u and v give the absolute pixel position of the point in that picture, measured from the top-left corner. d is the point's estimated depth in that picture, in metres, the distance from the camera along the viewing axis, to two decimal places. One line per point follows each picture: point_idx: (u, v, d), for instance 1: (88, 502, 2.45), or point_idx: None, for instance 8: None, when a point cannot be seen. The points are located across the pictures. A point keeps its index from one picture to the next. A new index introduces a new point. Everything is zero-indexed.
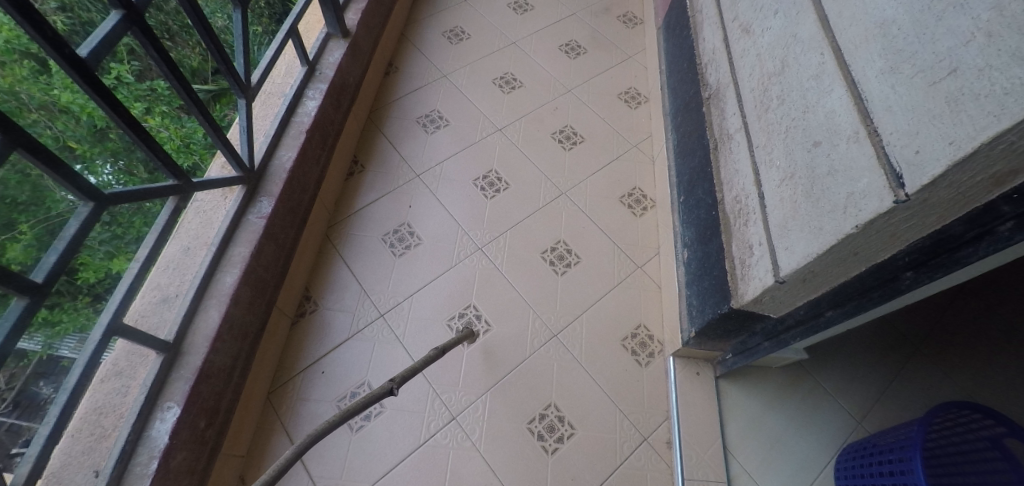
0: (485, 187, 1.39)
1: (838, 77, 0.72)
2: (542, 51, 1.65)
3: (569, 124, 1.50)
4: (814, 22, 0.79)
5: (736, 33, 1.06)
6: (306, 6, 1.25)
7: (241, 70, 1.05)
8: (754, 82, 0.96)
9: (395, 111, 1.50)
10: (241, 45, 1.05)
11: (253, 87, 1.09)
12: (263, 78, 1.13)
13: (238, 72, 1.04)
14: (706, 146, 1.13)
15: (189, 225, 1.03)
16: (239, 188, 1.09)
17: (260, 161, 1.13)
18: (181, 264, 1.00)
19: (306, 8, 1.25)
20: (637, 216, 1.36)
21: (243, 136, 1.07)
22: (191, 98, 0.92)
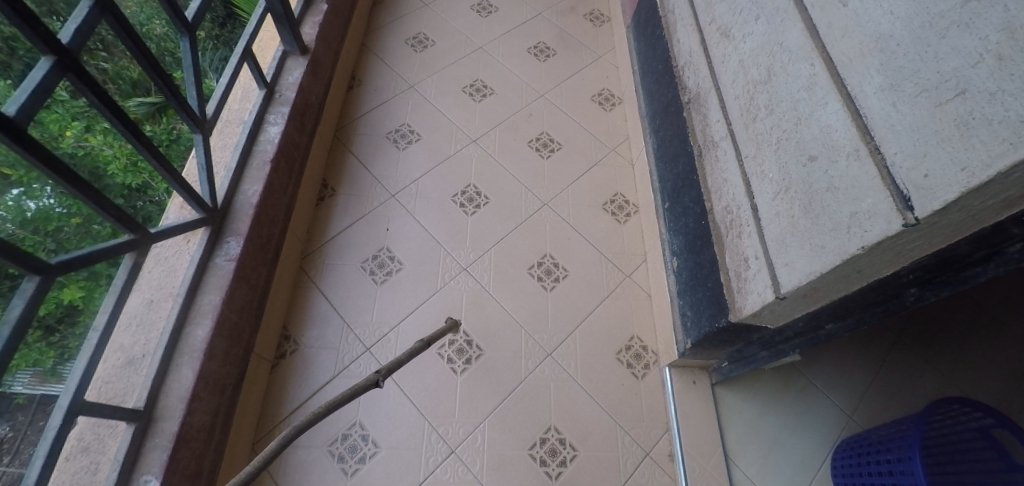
0: (465, 203, 1.34)
1: (833, 90, 0.70)
2: (510, 54, 1.59)
3: (545, 131, 1.46)
4: (802, 32, 0.77)
5: (715, 36, 1.04)
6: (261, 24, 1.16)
7: (194, 103, 0.97)
8: (738, 90, 0.93)
9: (363, 127, 1.43)
10: (193, 76, 0.97)
11: (209, 120, 1.01)
12: (219, 108, 1.05)
13: (191, 105, 0.96)
14: (690, 152, 1.11)
15: (149, 276, 0.97)
16: (203, 230, 1.02)
17: (222, 198, 1.05)
18: (146, 319, 0.94)
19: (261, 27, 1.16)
20: (622, 224, 1.34)
21: (203, 175, 0.99)
22: (141, 143, 0.84)
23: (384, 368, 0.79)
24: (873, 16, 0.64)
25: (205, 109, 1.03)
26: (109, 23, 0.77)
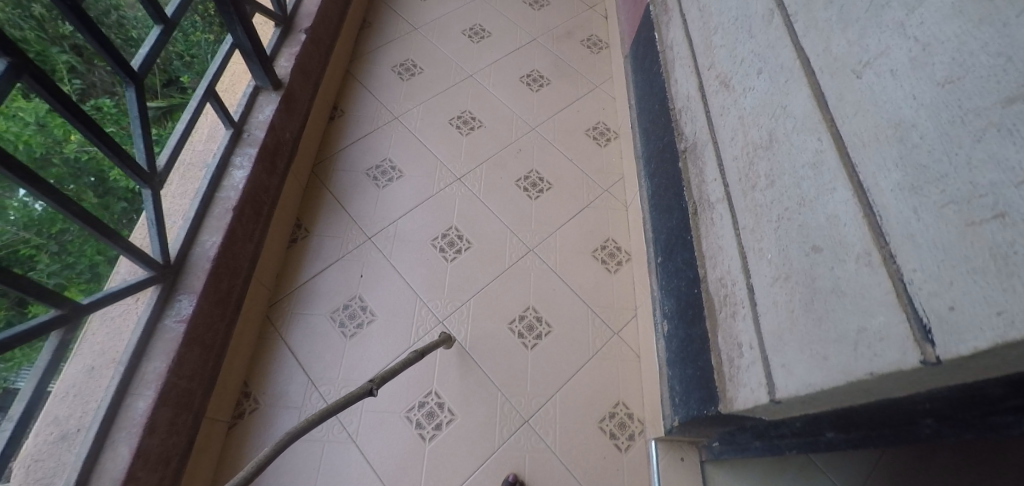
0: (445, 247, 1.23)
1: (842, 175, 0.60)
2: (501, 83, 1.51)
3: (534, 169, 1.36)
4: (809, 98, 0.66)
5: (713, 83, 0.94)
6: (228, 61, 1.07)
7: (141, 157, 0.88)
8: (736, 150, 0.83)
9: (342, 162, 1.34)
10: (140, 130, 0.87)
11: (160, 173, 0.92)
12: (172, 159, 0.95)
13: (137, 162, 0.86)
14: (684, 207, 1.01)
15: (93, 339, 0.89)
16: (153, 289, 0.93)
17: (176, 252, 0.96)
18: (85, 389, 0.86)
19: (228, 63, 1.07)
20: (612, 273, 1.24)
21: (152, 231, 0.90)
22: (71, 210, 0.76)
23: (379, 379, 0.91)
24: (891, 97, 0.53)
25: (155, 161, 0.93)
26: (30, 85, 0.69)
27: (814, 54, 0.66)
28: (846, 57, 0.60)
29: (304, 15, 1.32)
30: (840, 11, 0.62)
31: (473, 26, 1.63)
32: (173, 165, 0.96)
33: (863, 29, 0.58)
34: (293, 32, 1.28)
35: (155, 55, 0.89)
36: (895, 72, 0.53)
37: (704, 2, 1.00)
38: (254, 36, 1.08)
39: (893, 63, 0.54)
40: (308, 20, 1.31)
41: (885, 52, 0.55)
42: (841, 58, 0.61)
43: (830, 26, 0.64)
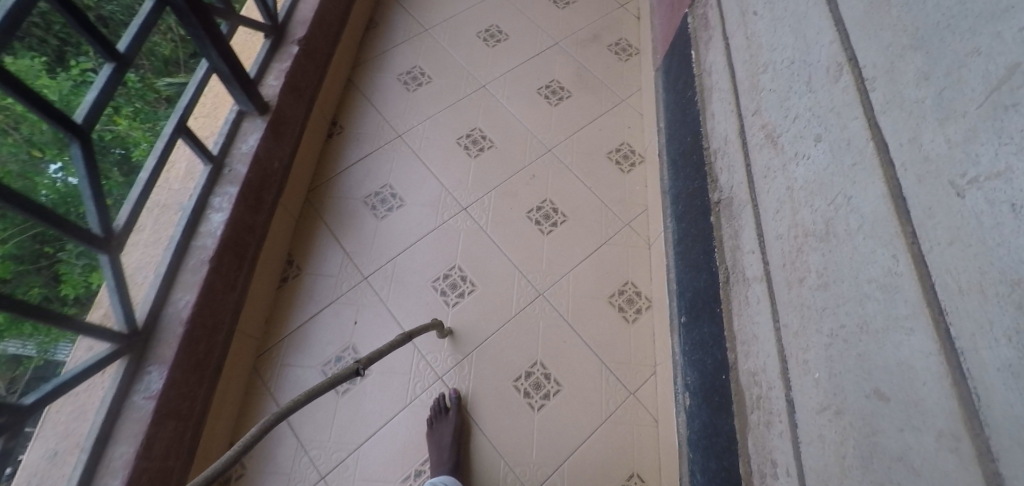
0: (446, 290, 1.12)
1: (925, 316, 0.46)
2: (517, 95, 1.39)
3: (548, 199, 1.23)
4: (882, 196, 0.52)
5: (756, 134, 0.79)
6: (198, 94, 0.96)
7: (94, 221, 0.77)
8: (780, 227, 0.69)
9: (339, 188, 1.23)
10: (91, 190, 0.76)
11: (118, 233, 0.82)
12: (134, 214, 0.84)
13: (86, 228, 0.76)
14: (713, 270, 0.88)
15: (58, 416, 0.78)
16: (119, 362, 0.82)
17: (144, 317, 0.85)
18: (49, 476, 0.75)
19: (199, 95, 0.96)
20: (630, 323, 1.11)
21: (114, 299, 0.80)
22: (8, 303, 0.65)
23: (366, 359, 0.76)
24: (1009, 240, 0.39)
25: (112, 219, 0.82)
26: None
27: (892, 140, 0.51)
28: (940, 161, 0.46)
29: (298, 24, 1.20)
30: (936, 94, 0.47)
31: (490, 27, 1.51)
32: (138, 219, 0.87)
33: (968, 131, 0.43)
34: (285, 43, 1.16)
35: (107, 100, 0.77)
36: (1018, 208, 0.39)
37: (753, 31, 0.85)
38: (232, 59, 0.96)
39: (1016, 193, 0.39)
40: (302, 29, 1.19)
41: (1004, 172, 0.40)
42: (933, 159, 0.46)
43: (920, 110, 0.49)
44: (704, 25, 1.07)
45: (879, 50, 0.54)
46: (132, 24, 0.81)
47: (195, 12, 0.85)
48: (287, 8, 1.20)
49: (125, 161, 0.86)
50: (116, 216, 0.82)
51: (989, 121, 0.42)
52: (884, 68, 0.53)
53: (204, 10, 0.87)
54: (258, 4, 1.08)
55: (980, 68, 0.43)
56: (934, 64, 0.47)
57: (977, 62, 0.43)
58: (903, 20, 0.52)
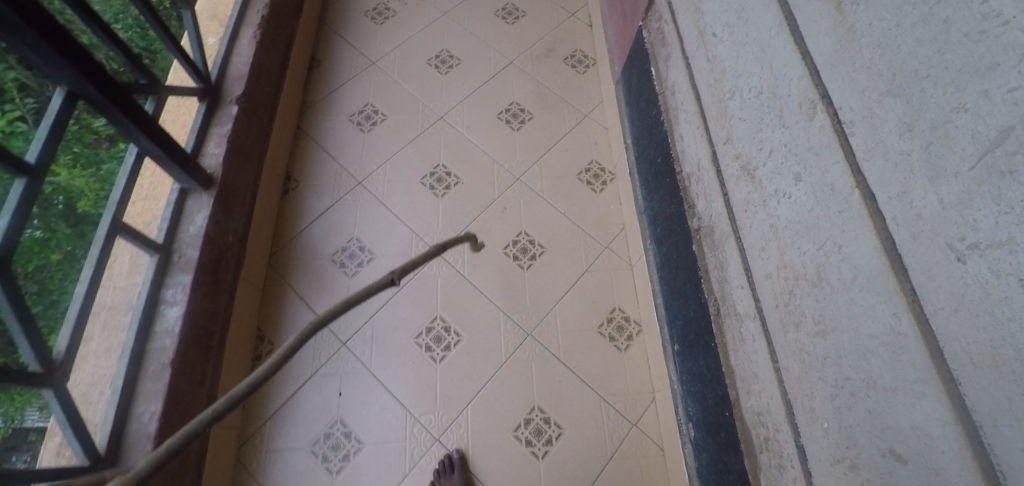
0: (431, 345, 1.10)
1: (936, 382, 0.44)
2: (477, 124, 1.35)
3: (524, 231, 1.23)
4: (875, 249, 0.50)
5: (731, 164, 0.78)
6: (131, 185, 0.90)
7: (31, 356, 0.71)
8: (768, 265, 0.67)
9: (303, 250, 1.20)
10: (20, 324, 0.69)
11: (63, 361, 0.75)
12: (76, 336, 0.78)
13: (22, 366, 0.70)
14: (701, 300, 0.86)
15: None
16: None
17: (105, 443, 0.79)
18: None
19: (131, 185, 0.89)
20: (622, 352, 1.10)
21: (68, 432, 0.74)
22: None
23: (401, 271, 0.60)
24: (1022, 316, 0.37)
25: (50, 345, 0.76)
26: None
27: (879, 191, 0.49)
28: (935, 220, 0.43)
29: (233, 79, 1.12)
30: (923, 148, 0.45)
31: (440, 52, 1.46)
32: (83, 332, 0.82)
33: (962, 192, 0.41)
34: (223, 103, 1.09)
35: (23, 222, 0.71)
36: None
37: (714, 53, 0.83)
38: (165, 139, 0.88)
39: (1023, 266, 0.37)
40: (239, 84, 1.11)
41: (1007, 242, 0.38)
42: (927, 218, 0.44)
43: (906, 162, 0.46)
44: (661, 41, 1.05)
45: (855, 94, 0.52)
46: (40, 128, 0.74)
47: (116, 104, 0.78)
48: (219, 63, 1.11)
49: (70, 213, 0.84)
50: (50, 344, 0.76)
51: (985, 185, 0.39)
52: (862, 112, 0.51)
53: (126, 99, 0.79)
54: (186, 68, 1.00)
55: (969, 126, 0.41)
56: (917, 115, 0.45)
57: (964, 119, 0.41)
58: (877, 63, 0.50)
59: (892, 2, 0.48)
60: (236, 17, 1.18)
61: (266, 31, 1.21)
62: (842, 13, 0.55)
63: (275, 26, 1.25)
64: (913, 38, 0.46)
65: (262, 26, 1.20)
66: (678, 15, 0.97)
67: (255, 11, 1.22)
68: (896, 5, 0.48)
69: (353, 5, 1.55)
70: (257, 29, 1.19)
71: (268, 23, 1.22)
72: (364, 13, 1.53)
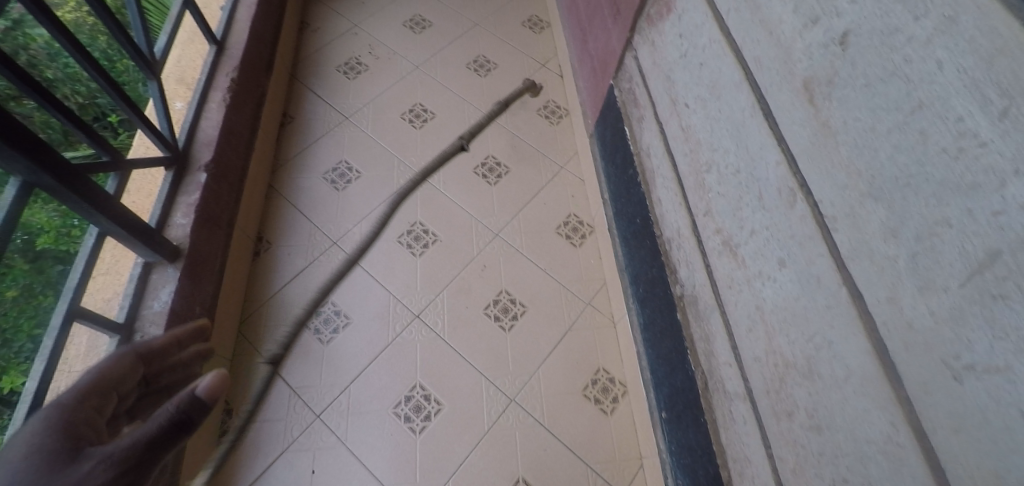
0: (411, 414, 1.07)
1: None
2: (454, 179, 1.35)
3: (504, 289, 1.22)
4: (866, 352, 0.48)
5: (713, 238, 0.78)
6: (92, 265, 0.85)
7: None
8: (755, 346, 0.66)
9: (275, 315, 1.16)
10: None
11: None
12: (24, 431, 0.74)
13: None
14: (688, 371, 0.84)
15: None
16: None
17: None
18: None
19: (93, 266, 0.85)
20: (608, 415, 1.09)
21: None
22: None
23: None
24: None
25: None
26: None
27: (867, 292, 0.48)
28: (927, 333, 0.42)
29: (202, 144, 1.08)
30: (909, 256, 0.44)
31: (414, 106, 1.46)
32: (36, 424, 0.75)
33: (953, 308, 0.40)
34: (191, 170, 1.05)
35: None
36: None
37: (689, 123, 0.85)
38: (128, 219, 0.85)
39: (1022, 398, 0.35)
40: (207, 149, 1.08)
41: (1004, 369, 0.36)
42: (917, 329, 0.43)
43: (892, 267, 0.46)
44: (634, 102, 1.06)
45: (835, 190, 0.52)
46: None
47: (75, 187, 0.74)
48: (186, 128, 1.08)
49: (28, 246, 0.74)
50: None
51: (976, 305, 0.38)
52: (844, 210, 0.51)
53: (85, 182, 0.76)
54: (151, 137, 0.97)
55: (955, 242, 0.40)
56: (901, 222, 0.45)
57: (948, 233, 0.41)
58: (855, 163, 0.50)
59: (866, 103, 0.49)
60: (204, 80, 1.16)
61: (235, 93, 1.19)
62: (815, 107, 0.56)
63: (244, 86, 1.23)
64: (890, 144, 0.46)
65: (231, 89, 1.18)
66: (650, 80, 0.99)
67: (225, 74, 1.20)
68: (871, 109, 0.48)
69: (325, 60, 1.54)
70: (225, 92, 1.17)
71: (237, 84, 1.20)
72: (335, 67, 1.52)
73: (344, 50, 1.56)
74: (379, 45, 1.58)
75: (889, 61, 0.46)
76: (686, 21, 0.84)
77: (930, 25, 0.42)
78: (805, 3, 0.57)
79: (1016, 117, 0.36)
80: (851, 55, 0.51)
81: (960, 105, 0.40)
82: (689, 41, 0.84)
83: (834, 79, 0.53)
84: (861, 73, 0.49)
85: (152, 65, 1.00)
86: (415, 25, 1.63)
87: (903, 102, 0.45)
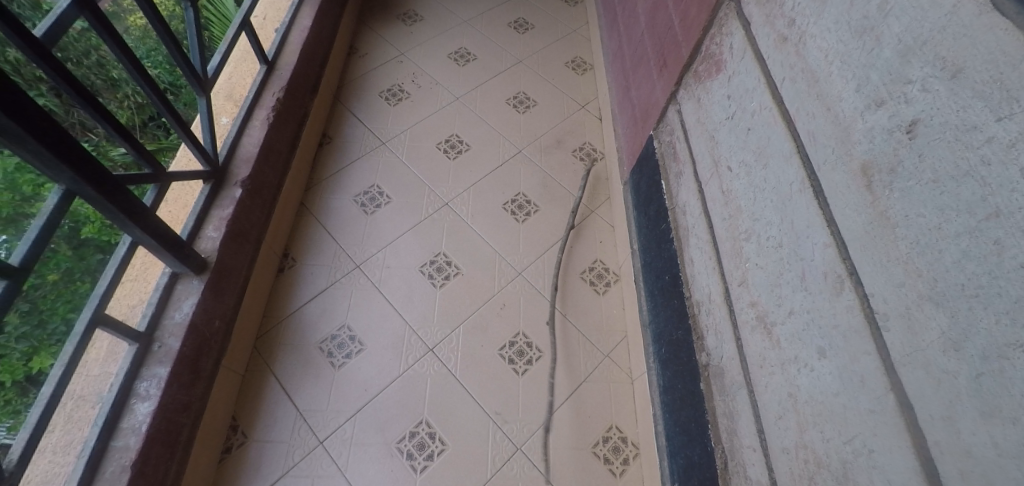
0: (414, 452, 1.04)
1: None
2: (483, 214, 1.34)
3: (522, 332, 1.19)
4: (912, 468, 0.44)
5: (746, 311, 0.74)
6: (121, 273, 0.86)
7: None
8: (785, 436, 0.62)
9: (291, 334, 1.14)
10: None
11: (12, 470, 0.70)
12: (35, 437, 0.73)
13: None
14: (707, 447, 0.79)
15: None
16: None
17: None
18: None
19: (122, 274, 0.85)
20: (616, 477, 1.04)
21: None
22: None
23: None
24: None
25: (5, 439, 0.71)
26: None
27: (918, 404, 0.45)
28: (989, 466, 0.38)
29: (241, 160, 1.09)
30: (971, 374, 0.40)
31: (450, 137, 1.47)
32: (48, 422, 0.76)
33: (1021, 443, 0.36)
34: (228, 185, 1.06)
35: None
36: None
37: (730, 187, 0.83)
38: (161, 229, 0.85)
39: None
40: (246, 166, 1.09)
41: None
42: (978, 457, 0.39)
43: (950, 383, 0.42)
44: (673, 156, 1.04)
45: (890, 286, 0.49)
46: (30, 228, 0.70)
47: (114, 199, 0.75)
48: (229, 143, 1.09)
49: (73, 233, 0.80)
50: (5, 428, 0.72)
51: None
52: (898, 309, 0.48)
53: (125, 195, 0.76)
54: (194, 151, 0.98)
55: None
56: (964, 334, 0.41)
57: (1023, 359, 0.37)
58: (915, 260, 0.47)
59: (932, 200, 0.46)
60: (251, 98, 1.17)
61: (279, 113, 1.20)
62: (873, 194, 0.53)
63: (289, 103, 1.25)
64: (958, 248, 0.43)
65: (275, 109, 1.19)
66: (692, 137, 0.97)
67: (271, 94, 1.21)
68: (937, 206, 0.45)
69: (369, 83, 1.56)
70: (269, 112, 1.18)
71: (283, 103, 1.21)
72: (378, 92, 1.54)
73: (387, 76, 1.58)
74: (423, 74, 1.59)
75: (962, 159, 0.43)
76: (736, 83, 0.82)
77: (1015, 127, 0.40)
78: (869, 84, 0.54)
79: None
80: (919, 146, 0.48)
81: None
82: (738, 104, 0.82)
83: (897, 168, 0.50)
84: (929, 166, 0.46)
85: (204, 82, 1.01)
86: (460, 57, 1.65)
87: (977, 206, 0.42)
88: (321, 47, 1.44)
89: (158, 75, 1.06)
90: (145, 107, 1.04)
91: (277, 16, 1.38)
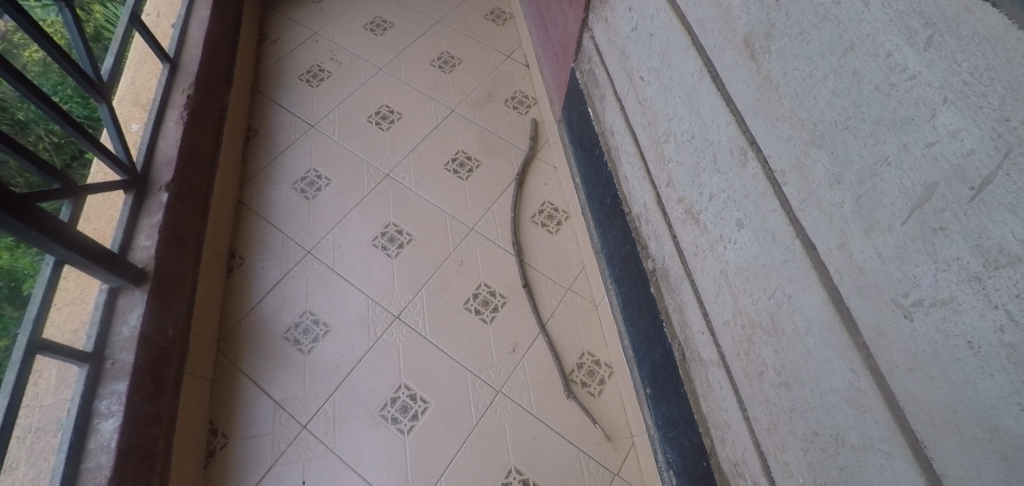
0: (398, 415, 1.06)
1: (901, 442, 0.42)
2: (425, 178, 1.35)
3: (483, 282, 1.21)
4: (823, 300, 0.48)
5: (678, 209, 0.77)
6: (50, 297, 0.84)
7: None
8: (725, 311, 0.66)
9: (254, 329, 1.14)
10: None
11: None
12: None
13: None
14: (666, 345, 0.83)
15: None
16: None
17: None
18: None
19: (50, 298, 0.83)
20: (595, 397, 1.09)
21: None
22: None
23: None
24: (974, 380, 0.35)
25: None
26: None
27: (819, 241, 0.48)
28: (876, 275, 0.42)
29: (162, 165, 1.07)
30: (854, 200, 0.43)
31: (380, 108, 1.45)
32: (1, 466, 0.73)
33: (898, 246, 0.39)
34: (152, 192, 1.03)
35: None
36: (976, 345, 0.34)
37: (645, 96, 0.85)
38: (85, 244, 0.84)
39: (969, 329, 0.35)
40: (168, 170, 1.06)
41: (950, 301, 0.36)
42: (868, 272, 0.42)
43: (840, 214, 0.45)
44: (595, 82, 1.05)
45: (782, 143, 0.52)
46: None
47: (23, 218, 0.73)
48: (144, 150, 1.06)
49: (13, 294, 0.81)
50: None
51: (919, 240, 0.38)
52: (791, 162, 0.51)
53: (32, 211, 0.75)
54: (108, 163, 0.95)
55: (895, 180, 0.39)
56: (844, 166, 0.44)
57: (889, 173, 0.40)
58: (798, 113, 0.49)
59: (803, 52, 0.48)
60: (160, 100, 1.13)
61: (192, 110, 1.17)
62: (757, 63, 0.55)
63: (201, 102, 1.21)
64: (828, 89, 0.45)
65: (188, 106, 1.16)
66: (607, 58, 0.98)
67: (180, 92, 1.17)
68: (807, 56, 0.47)
69: (286, 69, 1.52)
70: (183, 111, 1.15)
71: (194, 101, 1.18)
72: (298, 76, 1.51)
73: (305, 58, 1.55)
74: (340, 49, 1.56)
75: (819, 6, 0.45)
76: None
77: None
78: None
79: (939, 45, 0.35)
80: (785, 6, 0.49)
81: (888, 41, 0.39)
82: (638, 13, 0.83)
83: (771, 31, 0.52)
84: (796, 21, 0.48)
85: (101, 88, 0.98)
86: (376, 27, 1.62)
87: (836, 45, 0.44)
88: (227, 40, 1.39)
89: (70, 109, 0.98)
90: (65, 144, 0.94)
91: (172, 9, 1.30)
